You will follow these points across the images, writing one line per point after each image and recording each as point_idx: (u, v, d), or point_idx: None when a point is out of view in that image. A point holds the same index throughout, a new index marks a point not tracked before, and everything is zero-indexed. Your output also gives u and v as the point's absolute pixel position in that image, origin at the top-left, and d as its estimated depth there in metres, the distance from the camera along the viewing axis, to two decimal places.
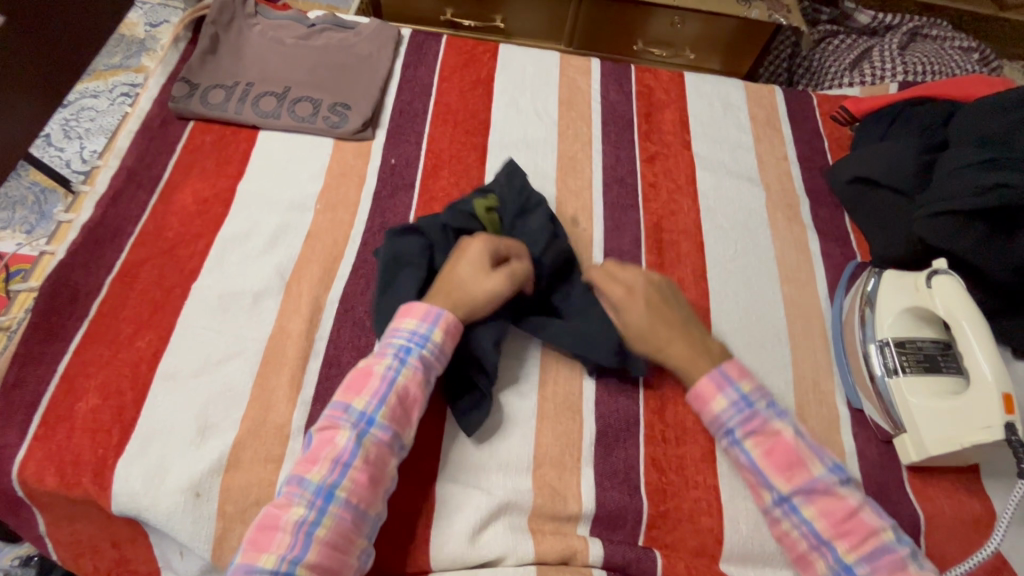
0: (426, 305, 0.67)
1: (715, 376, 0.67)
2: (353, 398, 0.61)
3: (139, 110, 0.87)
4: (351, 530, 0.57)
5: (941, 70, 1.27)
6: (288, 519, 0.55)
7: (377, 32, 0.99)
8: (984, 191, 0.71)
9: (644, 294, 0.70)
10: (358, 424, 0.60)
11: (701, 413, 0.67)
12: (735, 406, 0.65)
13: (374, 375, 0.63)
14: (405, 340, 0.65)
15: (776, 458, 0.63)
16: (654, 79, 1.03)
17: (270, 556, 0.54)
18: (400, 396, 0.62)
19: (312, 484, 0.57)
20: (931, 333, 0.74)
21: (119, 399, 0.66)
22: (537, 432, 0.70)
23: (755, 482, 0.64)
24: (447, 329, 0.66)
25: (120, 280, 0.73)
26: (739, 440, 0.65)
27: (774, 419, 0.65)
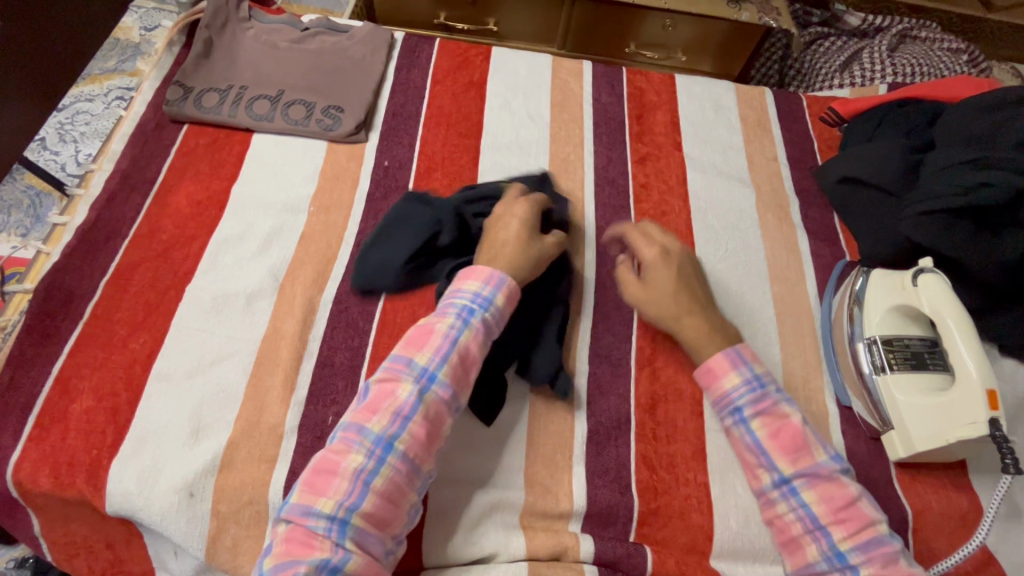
0: (489, 268, 0.67)
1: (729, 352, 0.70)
2: (416, 353, 0.62)
3: (133, 114, 0.88)
4: (405, 483, 0.58)
5: (930, 71, 1.28)
6: (346, 465, 0.56)
7: (370, 35, 1.00)
8: (968, 191, 0.72)
9: (675, 260, 0.76)
10: (420, 379, 0.61)
11: (709, 387, 0.70)
12: (746, 385, 0.68)
13: (436, 333, 0.63)
14: (468, 300, 0.65)
15: (781, 439, 0.65)
16: (646, 81, 1.04)
17: (327, 500, 0.55)
18: (461, 355, 0.63)
19: (372, 434, 0.58)
20: (917, 331, 0.75)
21: (113, 400, 0.66)
22: (529, 431, 0.71)
23: (756, 460, 0.66)
24: (508, 295, 0.66)
25: (114, 282, 0.74)
26: (746, 417, 0.67)
27: (784, 406, 0.68)
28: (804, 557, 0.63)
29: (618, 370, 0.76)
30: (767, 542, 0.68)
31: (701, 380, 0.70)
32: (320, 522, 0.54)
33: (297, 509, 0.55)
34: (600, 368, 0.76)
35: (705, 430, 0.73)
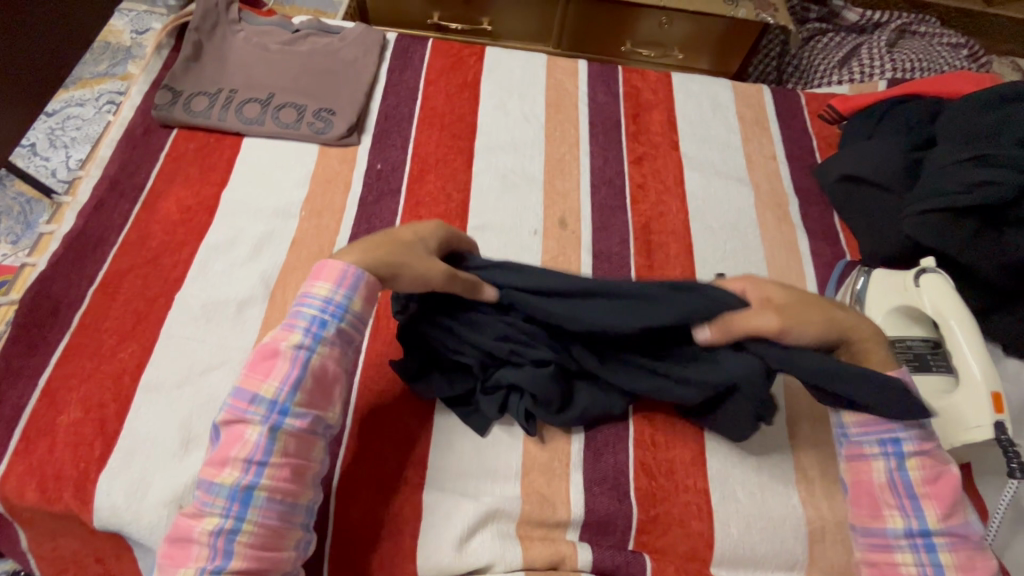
0: (338, 267, 0.60)
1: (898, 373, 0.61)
2: (261, 386, 0.56)
3: (121, 118, 0.86)
4: (278, 530, 0.54)
5: (929, 67, 1.27)
6: (202, 530, 0.52)
7: (362, 36, 0.99)
8: (971, 189, 0.71)
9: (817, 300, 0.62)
10: (270, 415, 0.55)
11: (863, 410, 0.62)
12: (918, 422, 0.60)
13: (281, 357, 0.57)
14: (319, 310, 0.59)
15: (939, 489, 0.58)
16: (642, 80, 1.03)
17: (188, 569, 0.52)
18: (316, 375, 0.57)
19: (223, 489, 0.53)
20: (921, 332, 0.73)
21: (101, 411, 0.65)
22: (526, 438, 0.70)
23: (895, 499, 0.60)
24: (365, 293, 0.61)
25: (102, 290, 0.72)
26: (903, 454, 0.60)
27: (945, 455, 0.61)
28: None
29: None
30: (768, 549, 0.66)
31: None
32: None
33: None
34: None
35: (705, 435, 0.72)
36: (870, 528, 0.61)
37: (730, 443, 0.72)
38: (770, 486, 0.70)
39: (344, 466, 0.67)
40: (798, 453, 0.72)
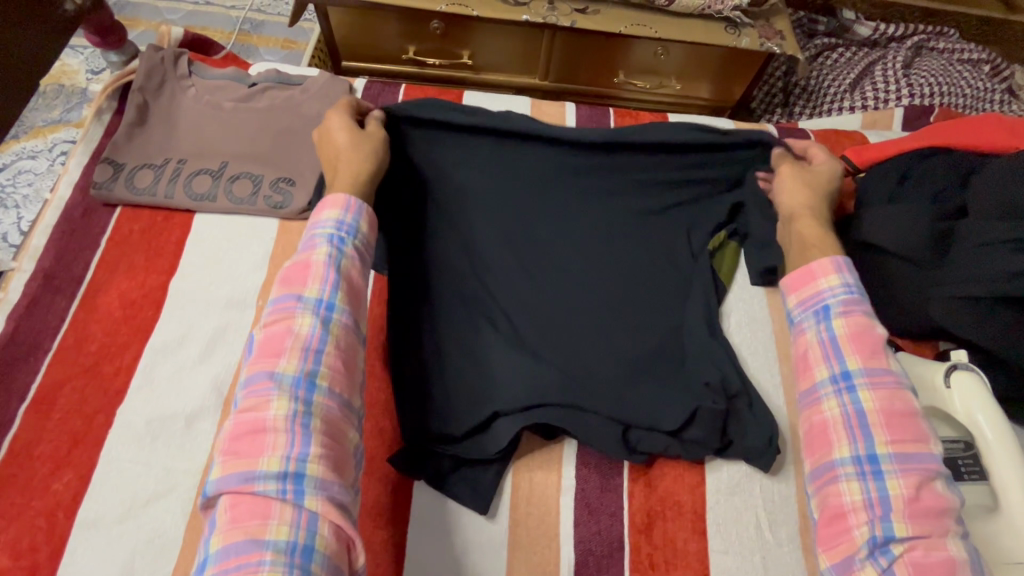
0: (342, 195, 0.63)
1: (832, 257, 0.62)
2: (302, 292, 0.56)
3: (58, 197, 0.78)
4: (341, 420, 0.52)
5: (949, 91, 1.17)
6: (273, 417, 0.49)
7: (326, 88, 0.90)
8: (1011, 278, 0.62)
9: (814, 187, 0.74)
10: (318, 310, 0.55)
11: (802, 286, 0.63)
12: (846, 286, 0.60)
13: (313, 267, 0.57)
14: (330, 229, 0.60)
15: (862, 338, 0.57)
16: (635, 125, 0.94)
17: (270, 459, 0.47)
18: (347, 279, 0.58)
19: (288, 377, 0.51)
20: (949, 431, 0.65)
21: (32, 557, 0.58)
22: (509, 566, 0.63)
23: (821, 354, 0.58)
24: (368, 220, 0.63)
25: (35, 408, 0.65)
26: (830, 314, 0.59)
27: (872, 313, 0.60)
28: (827, 456, 0.55)
29: (610, 485, 0.68)
30: None
31: (794, 279, 0.63)
32: (268, 486, 0.46)
33: (234, 479, 0.47)
34: (589, 483, 0.68)
35: (709, 553, 0.65)
36: (804, 392, 0.60)
37: (738, 561, 0.65)
38: None
39: None
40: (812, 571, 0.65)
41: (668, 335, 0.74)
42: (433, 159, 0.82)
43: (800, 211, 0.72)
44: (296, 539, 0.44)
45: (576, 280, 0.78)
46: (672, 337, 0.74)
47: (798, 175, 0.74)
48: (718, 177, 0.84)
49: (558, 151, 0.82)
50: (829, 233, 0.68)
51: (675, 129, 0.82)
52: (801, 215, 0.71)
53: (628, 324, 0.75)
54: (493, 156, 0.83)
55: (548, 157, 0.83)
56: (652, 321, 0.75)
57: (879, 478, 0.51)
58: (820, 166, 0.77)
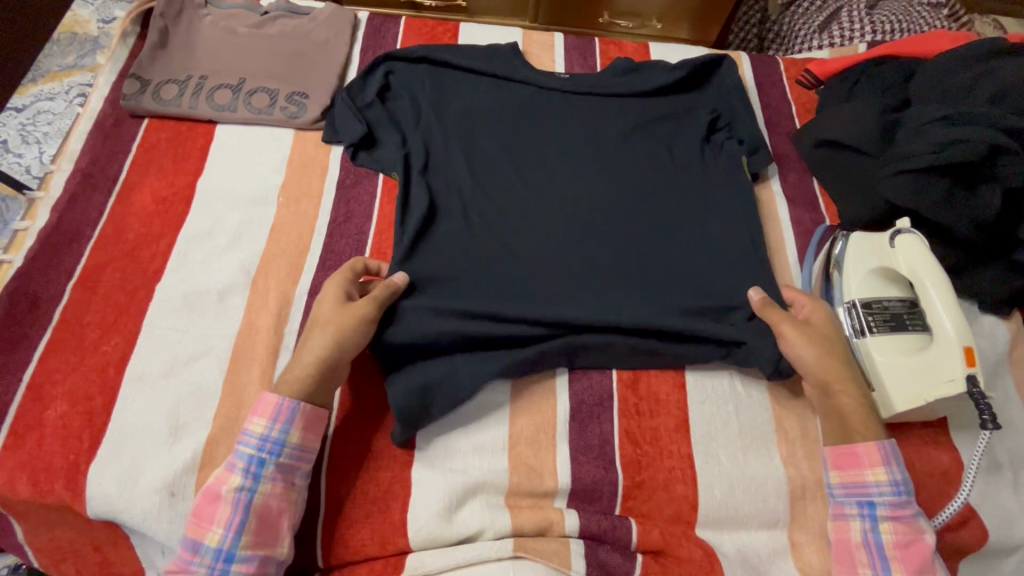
0: (273, 401, 0.62)
1: (881, 443, 0.65)
2: (205, 535, 0.58)
3: (90, 110, 0.85)
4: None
5: (910, 28, 1.23)
6: None
7: (333, 16, 0.97)
8: (943, 148, 0.71)
9: (833, 347, 0.69)
10: (216, 562, 0.57)
11: (847, 469, 0.66)
12: (894, 487, 0.63)
13: (223, 500, 0.59)
14: (255, 448, 0.61)
15: (908, 553, 0.62)
16: (619, 52, 1.02)
17: None
18: (260, 514, 0.59)
19: None
20: (897, 292, 0.74)
21: (87, 404, 0.65)
22: (512, 412, 0.71)
23: (868, 559, 0.63)
24: (303, 424, 0.63)
25: (81, 285, 0.72)
26: (877, 516, 0.64)
27: (917, 516, 0.64)
28: None
29: None
30: (751, 510, 0.68)
31: (838, 458, 0.66)
32: None
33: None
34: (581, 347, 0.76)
35: (688, 402, 0.73)
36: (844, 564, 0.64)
37: (713, 408, 0.73)
38: (753, 448, 0.71)
39: (332, 446, 0.68)
40: (778, 415, 0.74)
41: (650, 223, 0.82)
42: (439, 83, 0.92)
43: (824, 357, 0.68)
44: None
45: (566, 177, 0.85)
46: (653, 225, 0.82)
47: (812, 334, 0.69)
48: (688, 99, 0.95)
49: (550, 84, 0.93)
50: (858, 394, 0.67)
51: (663, 71, 0.95)
52: (836, 382, 0.67)
53: (614, 215, 0.83)
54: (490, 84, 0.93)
55: (542, 87, 0.93)
56: (636, 212, 0.83)
57: None
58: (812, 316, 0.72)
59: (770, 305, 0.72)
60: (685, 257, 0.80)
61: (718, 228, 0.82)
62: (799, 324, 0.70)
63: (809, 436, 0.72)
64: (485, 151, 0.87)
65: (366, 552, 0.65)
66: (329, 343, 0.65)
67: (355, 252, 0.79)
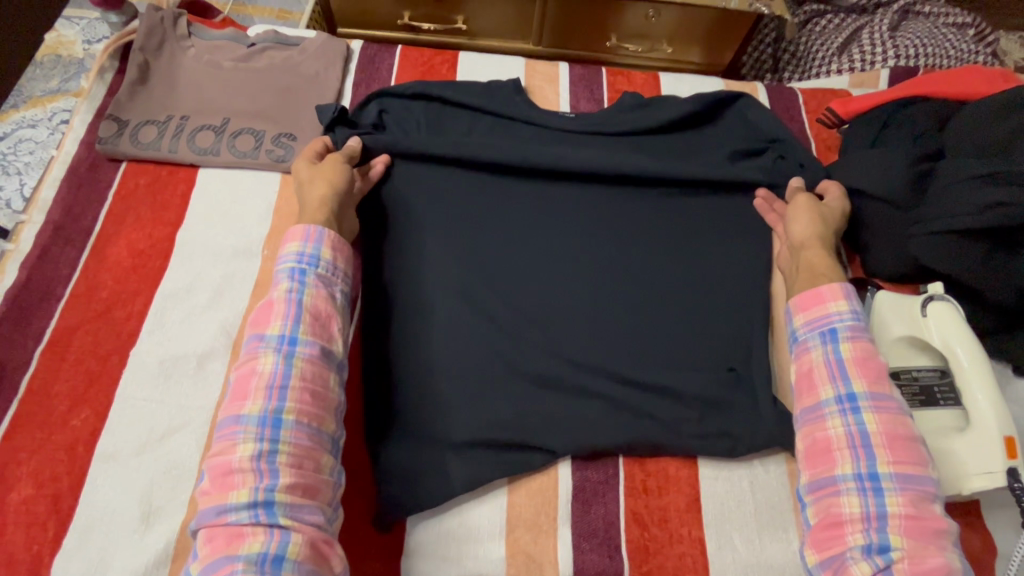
0: (304, 227, 0.66)
1: (842, 284, 0.65)
2: (266, 327, 0.60)
3: (65, 153, 0.80)
4: (313, 450, 0.56)
5: (936, 52, 1.15)
6: (240, 459, 0.53)
7: (324, 47, 0.91)
8: (981, 211, 0.65)
9: (819, 215, 0.74)
10: (282, 346, 0.58)
11: (807, 308, 0.65)
12: (853, 313, 0.63)
13: (275, 304, 0.61)
14: (295, 261, 0.64)
15: (867, 361, 0.60)
16: (627, 83, 0.97)
17: (241, 492, 0.52)
18: (313, 312, 0.61)
19: (252, 418, 0.55)
20: (927, 361, 0.69)
21: (54, 486, 0.61)
22: (510, 492, 0.66)
23: (828, 374, 0.60)
24: (332, 244, 0.67)
25: (50, 351, 0.68)
26: (837, 337, 0.62)
27: (904, 412, 0.59)
28: (828, 471, 0.57)
29: None
30: None
31: (801, 301, 0.65)
32: (241, 515, 0.51)
33: (210, 514, 0.52)
34: None
35: (699, 478, 0.68)
36: (806, 408, 0.61)
37: (726, 486, 0.68)
38: (769, 531, 0.66)
39: None
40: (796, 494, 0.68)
41: (659, 279, 0.77)
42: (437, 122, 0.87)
43: (802, 239, 0.72)
44: (268, 416, 0.55)
45: (569, 228, 0.81)
46: (662, 281, 0.77)
47: (808, 206, 0.75)
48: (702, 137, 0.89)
49: (553, 123, 0.87)
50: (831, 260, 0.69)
51: (675, 107, 0.89)
52: (806, 244, 0.72)
53: (620, 271, 0.78)
54: (491, 124, 0.88)
55: (544, 127, 0.88)
56: (644, 267, 0.78)
57: (879, 495, 0.55)
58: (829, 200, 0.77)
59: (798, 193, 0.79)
60: (697, 317, 0.75)
61: (731, 285, 0.77)
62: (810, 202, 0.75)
63: None
64: (489, 198, 0.82)
65: None
66: (327, 188, 0.72)
67: None
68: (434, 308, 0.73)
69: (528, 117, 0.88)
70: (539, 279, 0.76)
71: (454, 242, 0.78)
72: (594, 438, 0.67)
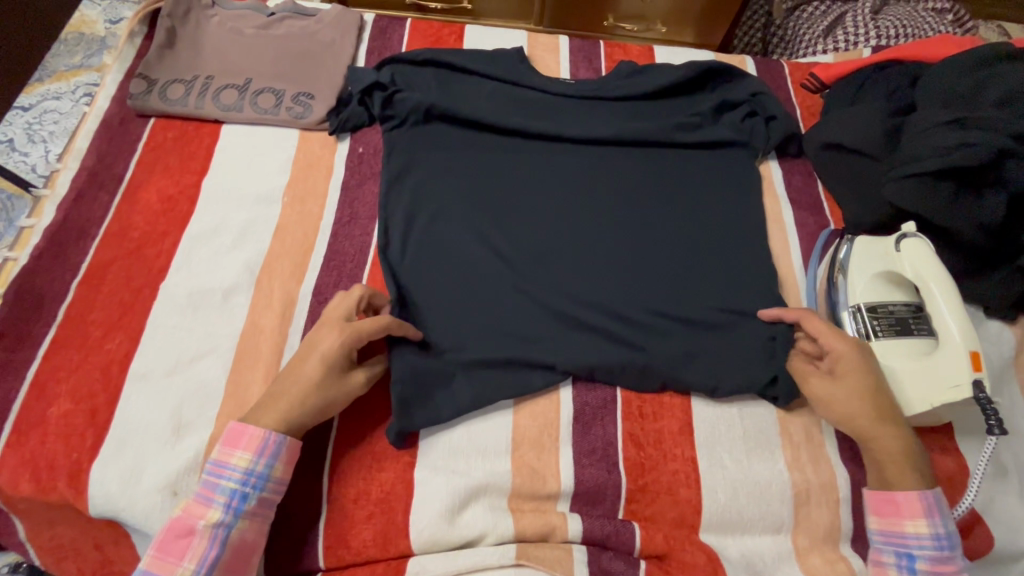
0: (259, 435, 0.61)
1: (924, 495, 0.63)
2: (240, 453, 0.60)
3: (97, 109, 0.86)
4: (246, 554, 0.60)
5: (913, 33, 1.19)
6: (201, 527, 0.58)
7: (339, 18, 0.97)
8: (949, 152, 0.71)
9: (867, 385, 0.66)
10: (253, 471, 0.60)
11: (887, 513, 0.64)
12: (935, 539, 0.62)
13: (226, 468, 0.60)
14: (237, 482, 0.59)
15: None
16: (623, 54, 1.03)
17: (182, 571, 0.56)
18: (292, 450, 0.62)
19: (218, 502, 0.59)
20: (902, 297, 0.74)
21: (90, 402, 0.65)
22: (514, 414, 0.70)
23: None
24: (290, 453, 0.62)
25: (85, 283, 0.72)
26: (916, 567, 0.62)
27: None
28: None
29: None
30: (755, 514, 0.68)
31: (879, 505, 0.64)
32: None
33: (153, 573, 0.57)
34: None
35: (692, 405, 0.73)
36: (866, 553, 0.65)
37: (718, 412, 0.73)
38: (757, 452, 0.71)
39: (334, 446, 0.68)
40: (783, 419, 0.73)
41: (654, 227, 0.83)
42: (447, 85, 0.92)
43: (865, 428, 0.65)
44: None
45: (569, 181, 0.86)
46: (658, 229, 0.82)
47: (841, 389, 0.67)
48: (696, 101, 0.95)
49: (553, 88, 0.93)
50: (913, 469, 0.64)
51: (669, 72, 0.94)
52: (876, 447, 0.65)
53: (618, 219, 0.83)
54: (497, 88, 0.93)
55: (545, 92, 0.93)
56: (639, 216, 0.83)
57: None
58: (840, 362, 0.68)
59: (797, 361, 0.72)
60: (689, 260, 0.80)
61: (719, 233, 0.83)
62: (826, 377, 0.69)
63: (814, 440, 0.72)
64: (495, 152, 0.87)
65: (369, 553, 0.64)
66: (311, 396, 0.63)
67: (359, 253, 0.79)
68: (441, 249, 0.78)
69: (529, 82, 0.93)
70: (540, 225, 0.81)
71: (460, 192, 0.83)
72: (593, 366, 0.71)
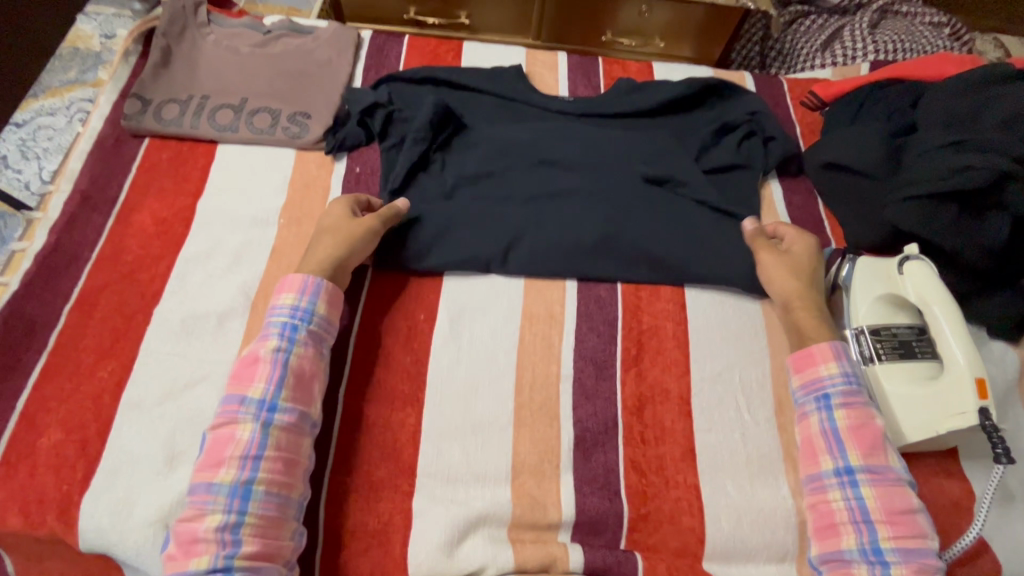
0: (302, 277, 0.69)
1: (830, 343, 0.69)
2: (285, 295, 0.68)
3: (91, 129, 0.85)
4: (296, 437, 0.62)
5: (912, 47, 1.19)
6: (238, 435, 0.59)
7: (336, 36, 0.96)
8: (952, 175, 0.71)
9: (793, 269, 0.75)
10: (297, 311, 0.67)
11: (805, 370, 0.69)
12: (845, 377, 0.67)
13: (261, 361, 0.63)
14: (287, 316, 0.66)
15: (890, 498, 0.61)
16: (622, 71, 1.02)
17: (225, 474, 0.58)
18: (329, 293, 0.69)
19: (254, 400, 0.61)
20: (905, 319, 0.73)
21: (81, 433, 0.64)
22: (514, 441, 0.69)
23: (850, 516, 0.62)
24: (328, 298, 0.69)
25: (77, 310, 0.71)
26: (852, 467, 0.63)
27: (903, 482, 0.63)
28: (835, 545, 0.61)
29: (605, 373, 0.74)
30: (760, 543, 0.67)
31: (796, 363, 0.70)
32: (218, 499, 0.57)
33: (198, 487, 0.58)
34: (585, 372, 0.74)
35: (694, 430, 0.72)
36: (809, 476, 0.66)
37: (720, 437, 0.72)
38: (761, 478, 0.70)
39: (331, 475, 0.67)
40: (787, 444, 0.72)
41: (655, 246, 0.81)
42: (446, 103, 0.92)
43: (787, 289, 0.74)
44: (236, 489, 0.57)
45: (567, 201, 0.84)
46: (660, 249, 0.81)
47: (775, 273, 0.75)
48: (696, 118, 0.94)
49: (552, 107, 0.92)
50: (821, 319, 0.72)
51: (668, 88, 0.93)
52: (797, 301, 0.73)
53: None
54: (496, 106, 0.92)
55: (545, 110, 0.93)
56: None
57: (885, 567, 0.59)
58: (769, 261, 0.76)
59: (759, 233, 0.78)
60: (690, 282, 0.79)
61: None
62: (774, 252, 0.77)
63: None
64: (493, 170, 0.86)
65: None
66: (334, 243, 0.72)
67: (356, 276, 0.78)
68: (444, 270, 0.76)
69: (528, 100, 0.93)
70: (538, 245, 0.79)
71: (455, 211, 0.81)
72: None
